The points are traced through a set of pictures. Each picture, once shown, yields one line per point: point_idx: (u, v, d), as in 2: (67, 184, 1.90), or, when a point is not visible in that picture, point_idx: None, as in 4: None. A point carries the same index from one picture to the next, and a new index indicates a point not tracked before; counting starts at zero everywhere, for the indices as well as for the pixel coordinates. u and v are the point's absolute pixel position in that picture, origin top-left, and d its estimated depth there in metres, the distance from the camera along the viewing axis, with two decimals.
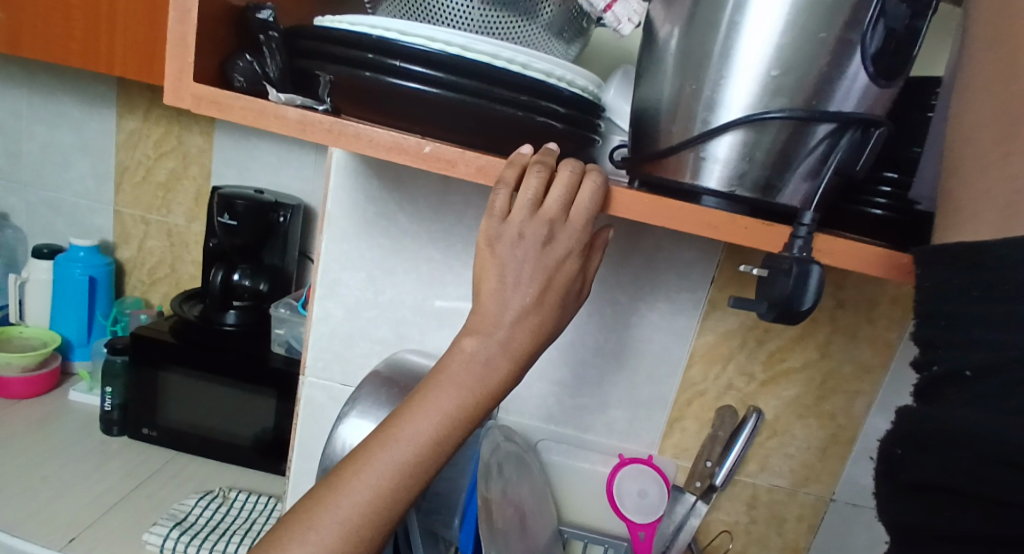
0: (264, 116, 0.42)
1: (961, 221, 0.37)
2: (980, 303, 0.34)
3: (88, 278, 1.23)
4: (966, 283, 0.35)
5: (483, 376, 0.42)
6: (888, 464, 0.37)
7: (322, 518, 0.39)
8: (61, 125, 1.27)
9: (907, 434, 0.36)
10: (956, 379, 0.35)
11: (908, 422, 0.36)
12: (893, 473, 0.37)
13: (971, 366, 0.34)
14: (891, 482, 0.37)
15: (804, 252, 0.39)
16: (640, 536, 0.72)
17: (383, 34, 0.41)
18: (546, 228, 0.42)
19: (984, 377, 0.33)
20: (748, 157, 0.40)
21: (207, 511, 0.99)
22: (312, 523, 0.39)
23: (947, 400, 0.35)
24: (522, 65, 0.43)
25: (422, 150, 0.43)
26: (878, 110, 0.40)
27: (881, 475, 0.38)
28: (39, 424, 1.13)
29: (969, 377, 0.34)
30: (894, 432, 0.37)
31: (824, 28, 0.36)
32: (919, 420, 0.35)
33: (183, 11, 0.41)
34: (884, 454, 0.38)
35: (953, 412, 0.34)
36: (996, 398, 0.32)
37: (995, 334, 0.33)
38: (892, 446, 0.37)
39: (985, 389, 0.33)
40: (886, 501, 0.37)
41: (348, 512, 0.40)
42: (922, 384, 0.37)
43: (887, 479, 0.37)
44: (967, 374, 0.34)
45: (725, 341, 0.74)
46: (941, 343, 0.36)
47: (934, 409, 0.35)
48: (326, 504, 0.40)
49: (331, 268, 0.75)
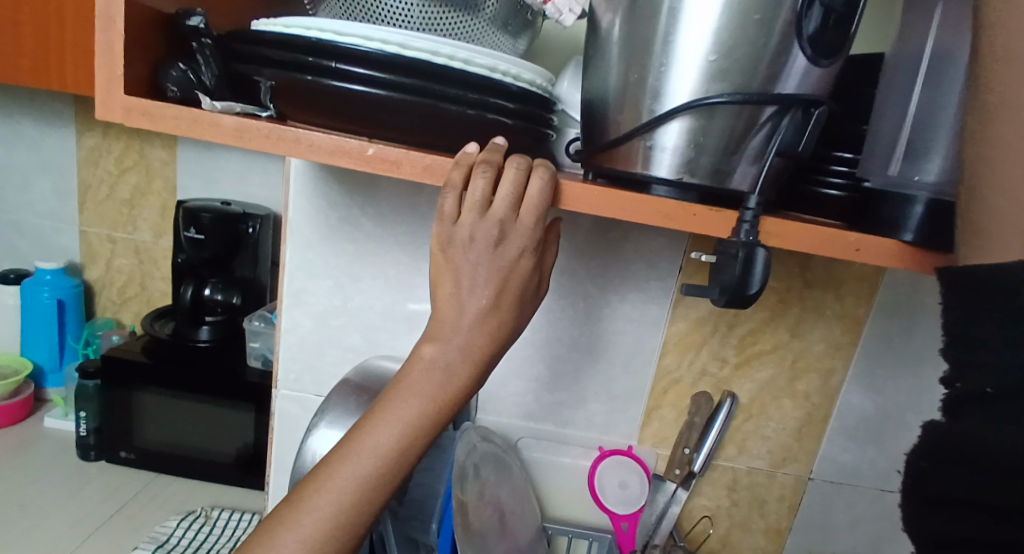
0: (199, 125, 0.41)
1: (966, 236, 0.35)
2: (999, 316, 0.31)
3: (56, 302, 1.21)
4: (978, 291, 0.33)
5: (444, 383, 0.42)
6: (911, 477, 0.36)
7: (284, 536, 0.39)
8: (18, 145, 1.24)
9: (928, 448, 0.35)
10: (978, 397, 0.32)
11: (932, 437, 0.35)
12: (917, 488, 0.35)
13: (993, 384, 0.32)
14: (914, 497, 0.35)
15: (751, 236, 0.40)
16: (623, 528, 0.75)
17: (319, 35, 0.40)
18: (497, 229, 0.42)
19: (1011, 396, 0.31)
20: (696, 143, 0.40)
21: (189, 532, 0.97)
22: (275, 543, 0.38)
23: (967, 418, 0.33)
24: (464, 61, 0.42)
25: (365, 153, 0.42)
26: (821, 89, 0.40)
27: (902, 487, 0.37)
28: (12, 452, 1.11)
29: (991, 396, 0.32)
30: (918, 445, 0.36)
31: (758, 10, 0.36)
32: (939, 434, 0.34)
33: (108, 20, 0.40)
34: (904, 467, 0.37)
35: (975, 431, 0.32)
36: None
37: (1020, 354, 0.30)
38: (915, 460, 0.36)
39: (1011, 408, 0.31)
40: (911, 516, 0.36)
41: (310, 531, 0.39)
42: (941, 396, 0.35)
43: (911, 493, 0.36)
44: (989, 392, 0.32)
45: (698, 328, 0.75)
46: (956, 358, 0.34)
47: (955, 424, 0.33)
48: (288, 524, 0.39)
49: (297, 276, 0.74)
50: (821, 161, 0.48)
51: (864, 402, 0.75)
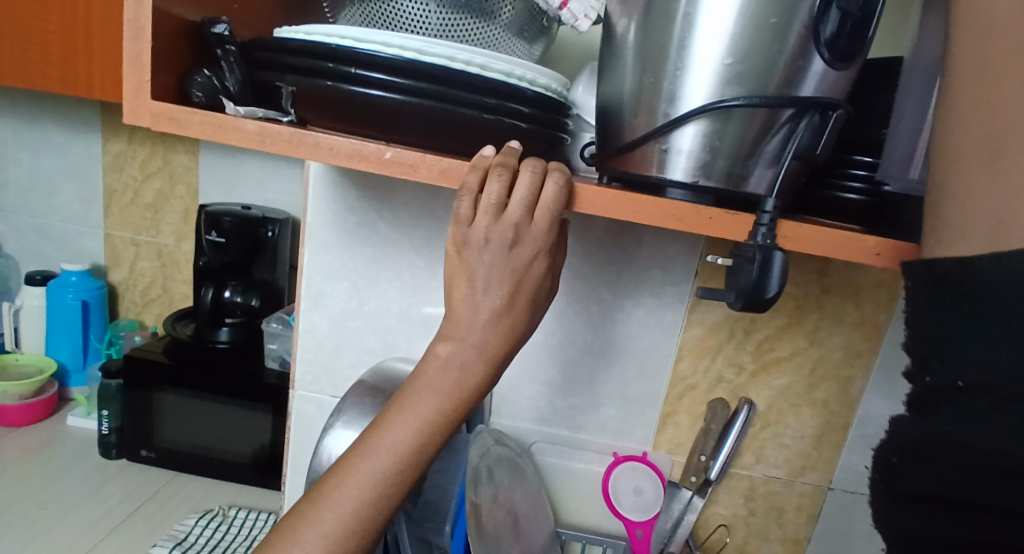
0: (223, 130, 0.42)
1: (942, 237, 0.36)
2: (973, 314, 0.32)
3: (81, 303, 1.23)
4: (949, 291, 0.34)
5: (459, 382, 0.42)
6: (885, 471, 0.38)
7: (306, 532, 0.39)
8: (47, 150, 1.27)
9: (900, 443, 0.37)
10: (948, 392, 0.34)
11: (904, 432, 0.36)
12: (890, 482, 0.37)
13: (963, 379, 0.33)
14: (887, 490, 0.37)
15: (768, 239, 0.39)
16: (637, 534, 0.73)
17: (339, 42, 0.41)
18: (512, 231, 0.42)
19: (974, 391, 0.32)
20: (711, 147, 0.40)
21: (206, 530, 0.98)
22: (295, 538, 0.39)
23: (938, 414, 0.34)
24: (480, 67, 0.43)
25: (383, 157, 0.43)
26: (838, 93, 0.40)
27: (877, 482, 0.39)
28: (37, 450, 1.13)
29: (959, 390, 0.33)
30: (891, 440, 0.38)
31: (774, 13, 0.36)
32: (911, 429, 0.36)
33: (137, 30, 0.41)
34: (881, 462, 0.39)
35: (942, 425, 0.34)
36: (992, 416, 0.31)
37: (988, 351, 0.32)
38: (888, 454, 0.38)
39: (974, 403, 0.32)
40: (885, 510, 0.38)
41: (330, 526, 0.39)
42: (913, 393, 0.37)
43: (885, 487, 0.38)
44: (959, 386, 0.33)
45: (713, 333, 0.74)
46: (931, 356, 0.35)
47: (926, 420, 0.35)
48: (308, 518, 0.40)
49: (314, 279, 0.75)
50: (839, 165, 0.48)
51: (884, 410, 0.74)
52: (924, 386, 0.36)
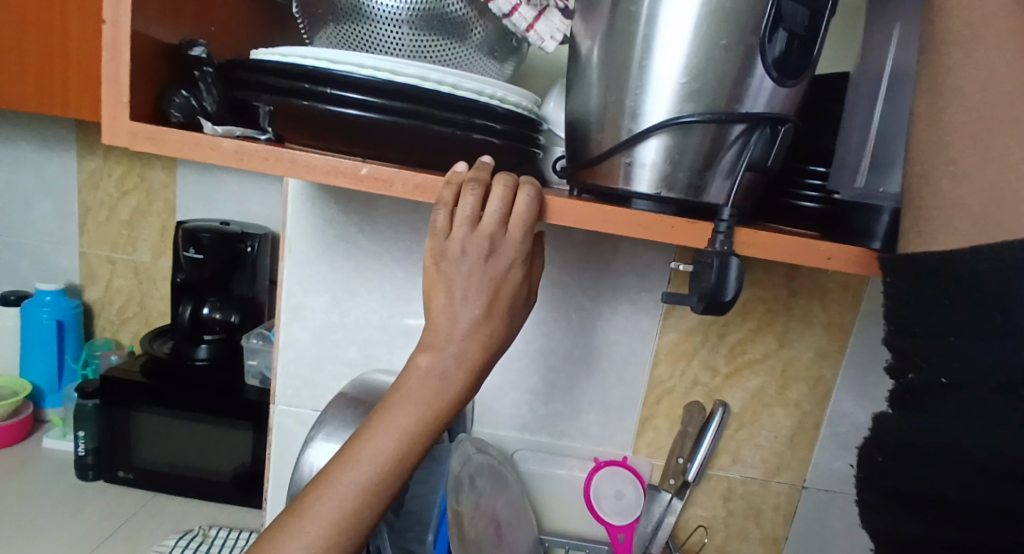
0: (201, 148, 0.43)
1: (924, 228, 0.37)
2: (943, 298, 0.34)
3: (56, 322, 1.22)
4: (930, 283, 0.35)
5: (440, 390, 0.43)
6: (870, 470, 0.40)
7: (289, 544, 0.40)
8: (20, 169, 1.26)
9: (883, 441, 0.38)
10: (932, 386, 0.36)
11: (888, 431, 0.38)
12: (876, 480, 0.39)
13: (947, 374, 0.34)
14: (875, 489, 0.39)
15: (726, 246, 0.42)
16: (619, 538, 0.75)
17: (315, 64, 0.43)
18: (487, 242, 0.44)
19: (959, 386, 0.34)
20: (673, 159, 0.42)
21: (187, 550, 0.97)
22: (278, 550, 0.40)
23: (924, 408, 0.36)
24: (452, 85, 0.44)
25: (359, 172, 0.44)
26: (789, 109, 0.42)
27: (864, 479, 0.40)
28: (11, 474, 1.11)
29: (944, 386, 0.35)
30: (874, 438, 0.39)
31: (725, 35, 0.38)
32: (896, 428, 0.37)
33: (116, 50, 0.42)
34: (864, 459, 0.41)
35: (930, 425, 0.35)
36: (978, 411, 0.33)
37: (976, 344, 0.33)
38: (872, 453, 0.39)
39: (961, 398, 0.34)
40: (873, 508, 0.39)
41: (313, 538, 0.40)
42: (896, 390, 0.39)
43: (870, 485, 0.40)
44: (943, 381, 0.35)
45: (688, 338, 0.76)
46: (915, 352, 0.37)
47: (912, 416, 0.37)
48: (291, 531, 0.40)
49: (295, 293, 0.75)
50: (796, 175, 0.50)
51: (854, 409, 0.77)
52: (907, 383, 0.38)
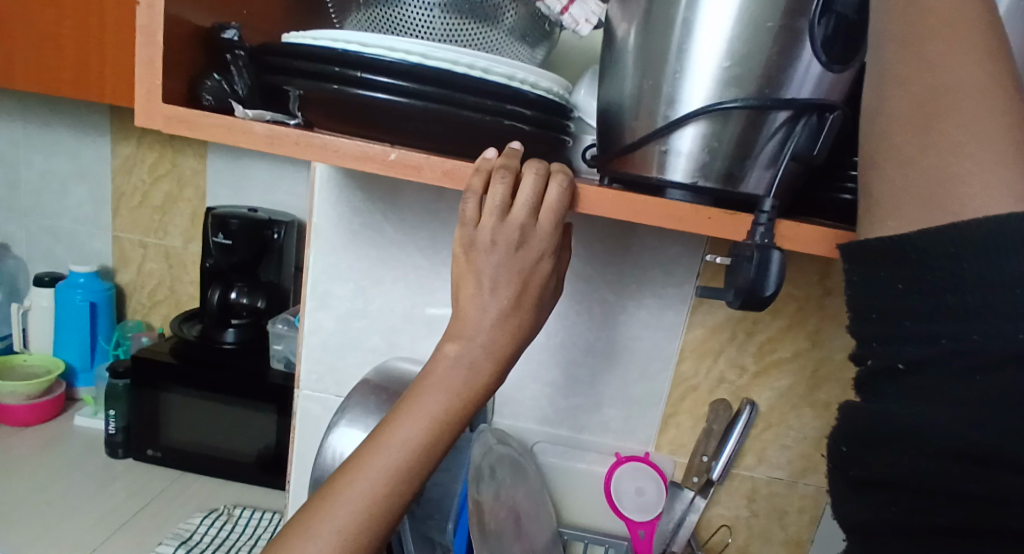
0: (233, 132, 0.43)
1: (881, 214, 0.37)
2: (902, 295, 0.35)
3: (89, 304, 1.25)
4: (885, 271, 0.36)
5: (469, 379, 0.43)
6: (839, 461, 0.38)
7: (321, 528, 0.40)
8: (57, 153, 1.29)
9: (852, 432, 0.37)
10: (889, 373, 0.36)
11: (850, 420, 0.37)
12: (845, 470, 0.38)
13: (905, 360, 0.35)
14: (844, 480, 0.38)
15: (766, 239, 0.40)
16: (640, 534, 0.73)
17: (346, 47, 0.42)
18: (518, 232, 0.43)
19: (918, 370, 0.34)
20: (711, 148, 0.40)
21: (211, 529, 0.99)
22: (309, 536, 0.39)
23: (883, 395, 0.36)
24: (483, 70, 0.43)
25: (388, 158, 0.43)
26: (835, 96, 0.41)
27: (835, 471, 0.39)
28: (44, 450, 1.14)
29: (902, 371, 0.35)
30: (841, 429, 0.38)
31: (771, 18, 0.37)
32: (857, 415, 0.37)
33: (150, 36, 0.42)
34: (833, 452, 0.39)
35: (888, 410, 0.35)
36: (935, 393, 0.33)
37: (929, 326, 0.34)
38: (838, 444, 0.38)
39: (921, 382, 0.34)
40: (843, 499, 0.38)
41: (345, 521, 0.40)
42: (859, 377, 0.38)
43: (840, 476, 0.38)
44: (900, 366, 0.35)
45: (715, 335, 0.75)
46: (871, 337, 0.37)
47: (880, 405, 0.36)
48: (322, 514, 0.40)
49: (320, 280, 0.76)
50: (835, 167, 0.48)
51: None
52: (867, 369, 0.37)
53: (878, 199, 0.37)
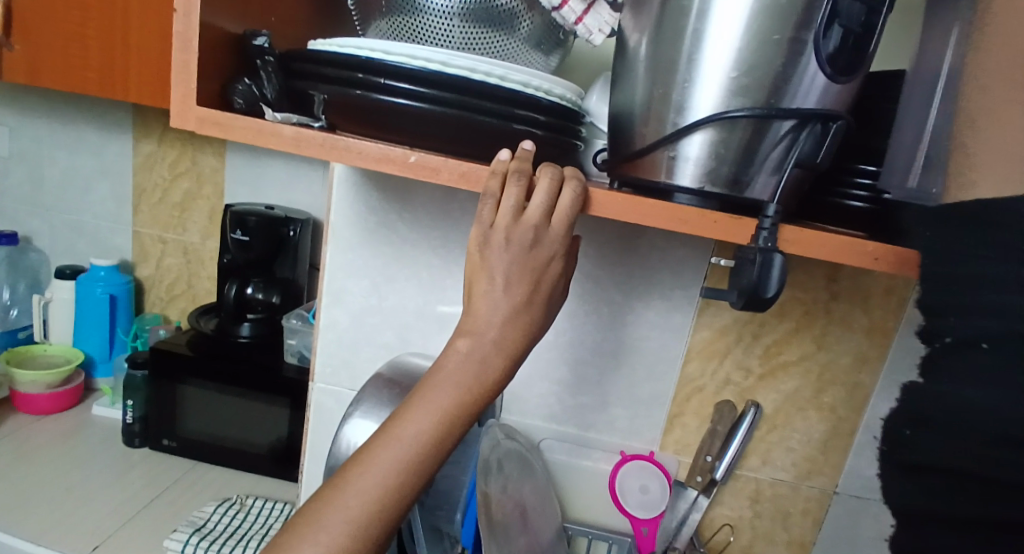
0: (262, 135, 0.45)
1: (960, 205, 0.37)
2: (995, 264, 0.33)
3: (109, 296, 1.28)
4: (980, 240, 0.34)
5: (480, 373, 0.44)
6: (894, 444, 0.37)
7: (332, 515, 0.40)
8: (81, 149, 1.32)
9: (914, 413, 0.36)
10: (967, 350, 0.34)
11: (913, 402, 0.36)
12: (898, 453, 0.37)
13: (989, 338, 0.33)
14: (893, 462, 0.37)
15: (769, 242, 0.42)
16: (643, 532, 0.76)
17: (370, 55, 0.44)
18: (531, 232, 0.45)
19: (1004, 351, 0.33)
20: (718, 155, 0.42)
21: (225, 518, 1.01)
22: (321, 522, 0.40)
23: (951, 372, 0.35)
24: (500, 77, 0.45)
25: (408, 160, 0.45)
26: (839, 105, 0.42)
27: (885, 454, 0.38)
28: (63, 438, 1.18)
29: (986, 349, 0.33)
30: (904, 410, 0.37)
31: (778, 30, 0.38)
32: (922, 398, 0.36)
33: (186, 41, 0.44)
34: (889, 434, 0.38)
35: (950, 396, 0.34)
36: (1010, 376, 0.32)
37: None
38: (899, 426, 0.37)
39: (1004, 363, 0.32)
40: (890, 481, 0.37)
41: (355, 512, 0.40)
42: (928, 354, 0.37)
43: (891, 458, 0.37)
44: (984, 346, 0.33)
45: (721, 337, 0.76)
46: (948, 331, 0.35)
47: (945, 385, 0.35)
48: (333, 503, 0.41)
49: (335, 276, 0.78)
50: (844, 173, 0.50)
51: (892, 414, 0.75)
52: (942, 345, 0.36)
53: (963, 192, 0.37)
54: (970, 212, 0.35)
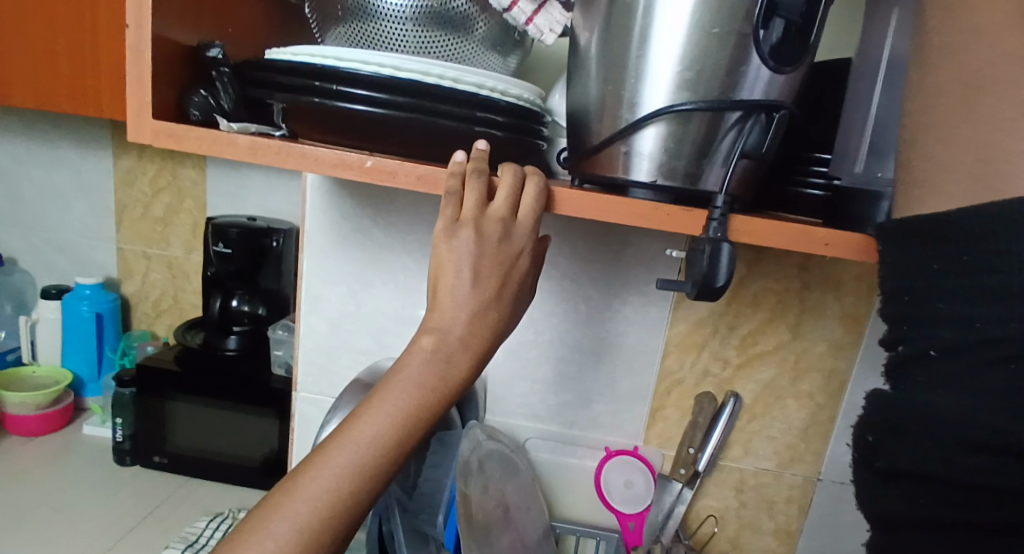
0: (217, 144, 0.45)
1: (912, 195, 0.37)
2: (938, 277, 0.35)
3: (95, 315, 1.28)
4: (923, 254, 0.36)
5: (445, 373, 0.44)
6: (865, 451, 0.39)
7: (281, 524, 0.39)
8: (61, 169, 1.32)
9: (878, 421, 0.38)
10: (922, 360, 0.36)
11: (879, 409, 0.38)
12: (870, 460, 0.38)
13: (936, 346, 0.35)
14: (868, 468, 0.38)
15: (719, 232, 0.42)
16: (630, 527, 0.77)
17: (324, 62, 0.45)
18: (499, 227, 0.45)
19: (949, 357, 0.34)
20: (669, 148, 0.43)
21: (217, 531, 1.01)
22: (268, 532, 0.39)
23: (912, 382, 0.36)
24: (453, 80, 0.46)
25: (364, 165, 0.46)
26: (787, 95, 0.43)
27: (860, 462, 0.39)
28: (53, 459, 1.17)
29: (934, 357, 0.35)
30: (869, 418, 0.39)
31: (716, 23, 0.39)
32: (885, 404, 0.37)
33: (138, 53, 0.45)
34: (860, 442, 0.40)
35: (911, 401, 0.35)
36: (955, 381, 0.34)
37: (964, 309, 0.33)
38: (865, 433, 0.39)
39: (949, 368, 0.34)
40: (865, 486, 0.39)
41: (305, 518, 0.40)
42: (890, 362, 0.39)
43: (865, 466, 0.39)
44: (932, 354, 0.35)
45: (698, 329, 0.77)
46: (905, 321, 0.37)
47: (902, 393, 0.37)
48: (281, 509, 0.40)
49: (312, 284, 0.78)
50: (800, 162, 0.51)
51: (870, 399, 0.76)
52: (897, 354, 0.38)
53: (917, 176, 0.37)
54: (911, 226, 0.37)
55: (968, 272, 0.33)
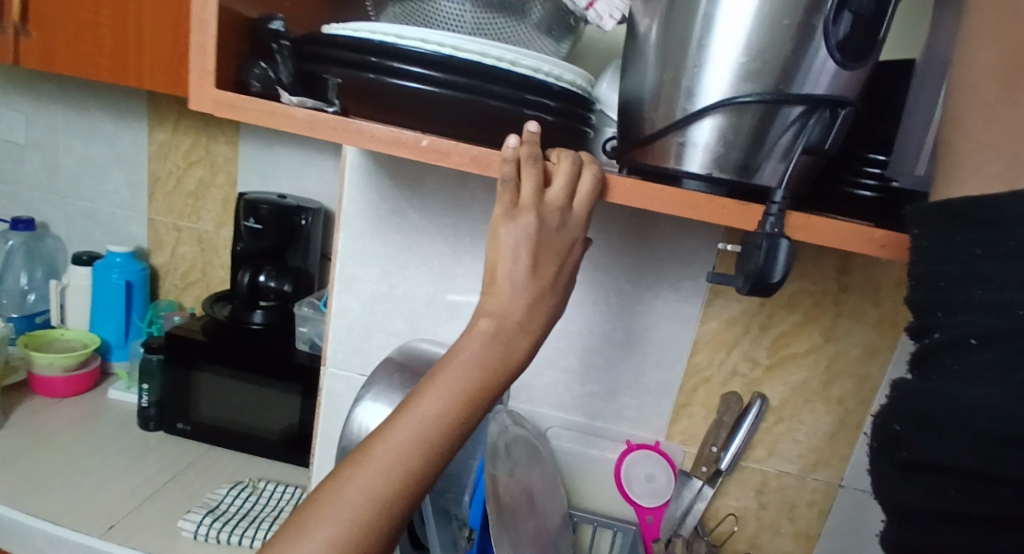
0: (276, 117, 0.46)
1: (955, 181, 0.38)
2: (980, 260, 0.34)
3: (125, 283, 1.30)
4: (966, 236, 0.35)
5: (505, 355, 0.44)
6: (887, 440, 0.39)
7: (351, 490, 0.39)
8: (97, 138, 1.34)
9: (904, 410, 0.37)
10: (956, 348, 0.35)
11: (905, 399, 0.37)
12: (893, 451, 0.38)
13: (976, 334, 0.34)
14: (890, 460, 0.38)
15: (776, 228, 0.42)
16: (647, 521, 0.77)
17: (383, 39, 0.45)
18: (558, 215, 0.45)
19: (988, 347, 0.33)
20: (726, 140, 0.42)
21: (237, 500, 1.03)
22: (341, 496, 0.39)
23: (944, 371, 0.36)
24: (511, 62, 0.46)
25: (419, 144, 0.46)
26: (850, 91, 0.42)
27: (880, 452, 0.39)
28: (79, 421, 1.20)
29: (973, 346, 0.34)
30: (895, 408, 0.38)
31: (788, 14, 0.39)
32: (915, 395, 0.37)
33: (202, 24, 0.45)
34: (881, 430, 0.39)
35: (944, 389, 0.35)
36: (996, 372, 0.33)
37: (1004, 297, 0.33)
38: (890, 423, 0.38)
39: (987, 359, 0.33)
40: (886, 478, 0.39)
41: (381, 488, 0.40)
42: (919, 352, 0.38)
43: (887, 456, 0.39)
44: (971, 342, 0.34)
45: (730, 328, 0.76)
46: (940, 308, 0.37)
47: (932, 380, 0.36)
48: (354, 479, 0.40)
49: (346, 264, 0.79)
50: (854, 162, 0.50)
51: None
52: (931, 341, 0.37)
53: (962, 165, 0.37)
54: (955, 209, 0.36)
55: (1012, 258, 0.33)
